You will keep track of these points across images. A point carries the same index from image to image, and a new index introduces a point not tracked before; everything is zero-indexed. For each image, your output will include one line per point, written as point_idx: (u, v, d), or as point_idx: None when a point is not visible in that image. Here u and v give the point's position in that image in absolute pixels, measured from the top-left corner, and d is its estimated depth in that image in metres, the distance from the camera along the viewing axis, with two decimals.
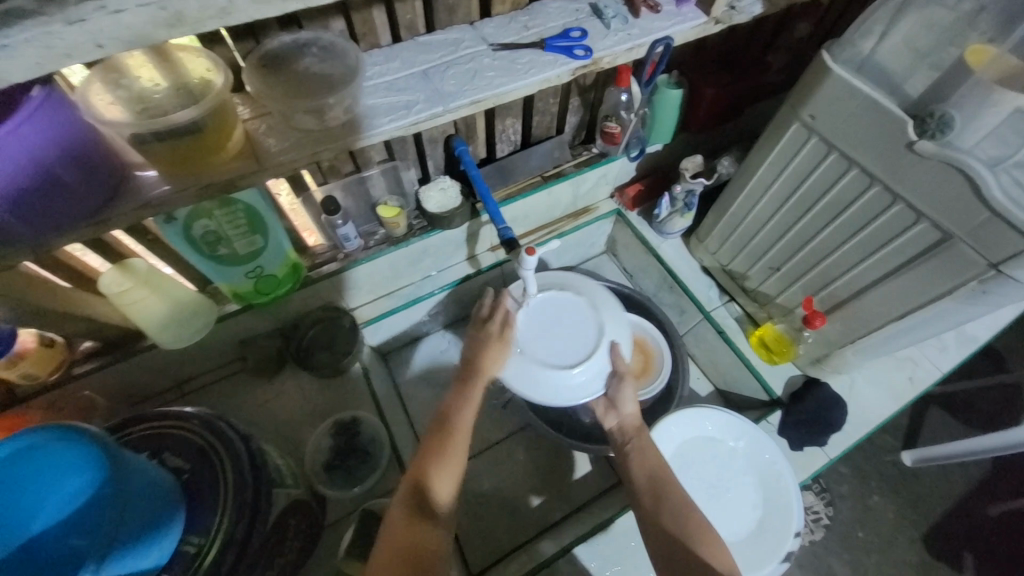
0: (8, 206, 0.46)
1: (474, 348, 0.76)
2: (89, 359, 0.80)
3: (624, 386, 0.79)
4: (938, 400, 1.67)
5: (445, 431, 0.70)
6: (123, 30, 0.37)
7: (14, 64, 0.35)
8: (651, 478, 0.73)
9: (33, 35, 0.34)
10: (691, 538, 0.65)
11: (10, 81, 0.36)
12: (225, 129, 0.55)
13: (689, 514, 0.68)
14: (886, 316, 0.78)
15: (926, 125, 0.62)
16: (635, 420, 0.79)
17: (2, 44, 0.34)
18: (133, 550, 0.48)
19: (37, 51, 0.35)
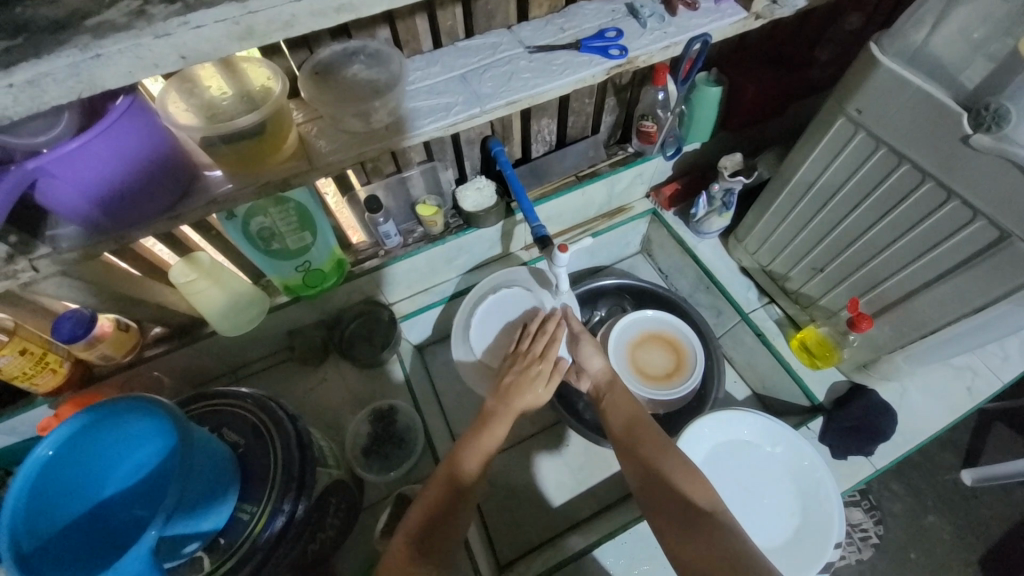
0: (100, 201, 0.53)
1: (516, 379, 0.80)
2: (158, 343, 0.88)
3: (583, 345, 0.86)
4: (1006, 417, 1.54)
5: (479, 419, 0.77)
6: (199, 41, 0.41)
7: (108, 72, 0.40)
8: (628, 422, 0.76)
9: (124, 46, 0.39)
10: (670, 475, 0.68)
11: (105, 88, 0.42)
12: (281, 132, 0.60)
13: (665, 455, 0.70)
14: (941, 320, 0.74)
15: (982, 118, 0.59)
16: (606, 373, 0.84)
17: (98, 55, 0.39)
18: (196, 513, 0.53)
19: (127, 61, 0.40)
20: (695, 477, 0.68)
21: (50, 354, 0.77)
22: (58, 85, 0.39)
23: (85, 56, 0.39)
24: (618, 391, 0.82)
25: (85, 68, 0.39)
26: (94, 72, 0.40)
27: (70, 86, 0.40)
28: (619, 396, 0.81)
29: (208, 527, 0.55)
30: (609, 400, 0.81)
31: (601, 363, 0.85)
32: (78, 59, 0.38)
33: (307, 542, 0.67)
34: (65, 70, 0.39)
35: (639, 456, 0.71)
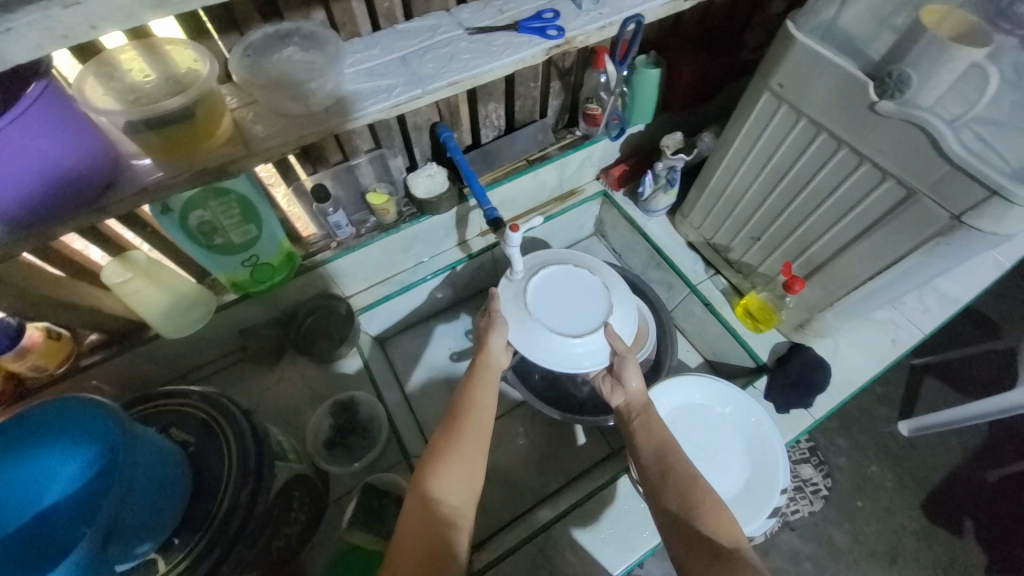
0: (17, 195, 0.50)
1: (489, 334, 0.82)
2: (96, 351, 0.83)
3: (628, 364, 0.82)
4: (931, 370, 1.70)
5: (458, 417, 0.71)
6: (113, 13, 0.39)
7: (18, 46, 0.38)
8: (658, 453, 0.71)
9: (34, 19, 0.37)
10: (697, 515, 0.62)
11: (16, 64, 0.39)
12: (212, 116, 0.58)
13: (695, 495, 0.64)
14: (863, 275, 0.80)
15: (886, 85, 0.65)
16: (641, 398, 0.81)
17: (6, 28, 0.37)
18: (141, 516, 0.51)
19: (37, 34, 0.38)
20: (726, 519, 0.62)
21: None
22: None
23: None
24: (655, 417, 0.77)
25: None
26: (4, 46, 0.37)
27: None
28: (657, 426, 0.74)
29: (160, 527, 0.53)
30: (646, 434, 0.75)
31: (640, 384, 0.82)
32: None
33: (270, 536, 0.67)
34: None
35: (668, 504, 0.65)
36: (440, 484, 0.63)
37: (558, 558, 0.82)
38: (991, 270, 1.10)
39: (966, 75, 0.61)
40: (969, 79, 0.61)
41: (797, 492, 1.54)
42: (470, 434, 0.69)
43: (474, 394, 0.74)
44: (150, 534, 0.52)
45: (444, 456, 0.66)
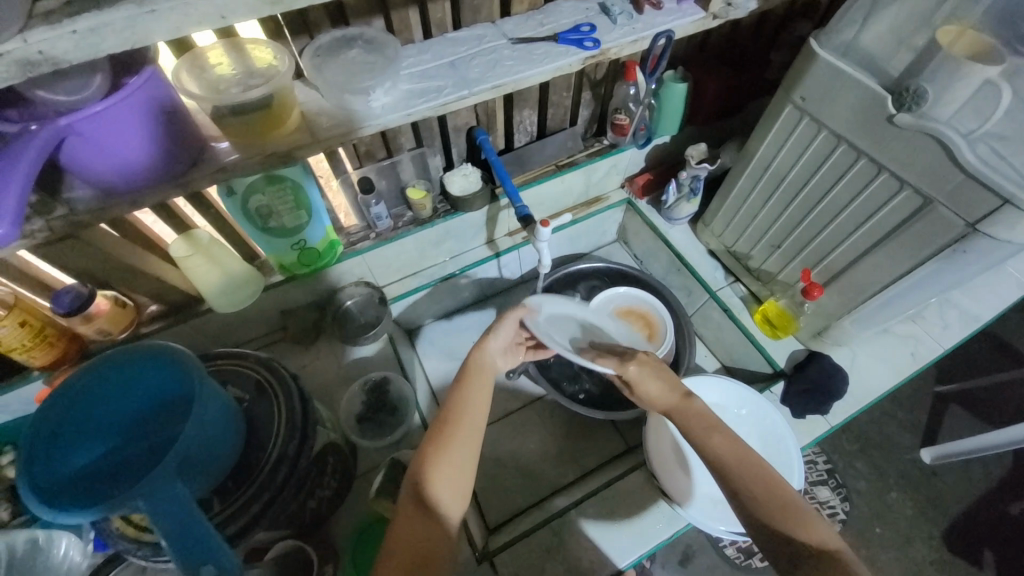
0: (118, 163, 0.58)
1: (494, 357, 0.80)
2: (153, 320, 0.91)
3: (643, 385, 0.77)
4: (955, 397, 1.67)
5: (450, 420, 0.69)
6: (238, 5, 0.47)
7: (157, 27, 0.45)
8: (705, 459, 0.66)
9: (174, 5, 0.44)
10: (772, 517, 0.58)
11: (151, 43, 0.47)
12: (284, 107, 0.66)
13: (765, 498, 0.60)
14: (882, 282, 0.83)
15: (903, 99, 0.69)
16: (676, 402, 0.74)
17: (150, 11, 0.44)
18: (204, 456, 0.55)
19: (175, 19, 0.45)
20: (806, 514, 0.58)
21: (48, 328, 0.80)
22: (113, 36, 0.44)
23: (139, 12, 0.44)
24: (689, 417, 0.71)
25: (138, 22, 0.44)
26: (145, 26, 0.45)
27: (123, 38, 0.45)
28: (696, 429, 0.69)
29: (218, 467, 0.57)
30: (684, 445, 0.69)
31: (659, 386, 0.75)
32: (134, 13, 0.44)
33: (306, 494, 0.72)
34: (120, 23, 0.44)
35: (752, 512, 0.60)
36: (433, 485, 0.63)
37: (573, 543, 0.85)
38: (1013, 291, 1.10)
39: (981, 91, 0.64)
40: (986, 97, 0.64)
41: None
42: (470, 434, 0.67)
43: (470, 398, 0.71)
44: (210, 473, 0.57)
45: (435, 455, 0.65)
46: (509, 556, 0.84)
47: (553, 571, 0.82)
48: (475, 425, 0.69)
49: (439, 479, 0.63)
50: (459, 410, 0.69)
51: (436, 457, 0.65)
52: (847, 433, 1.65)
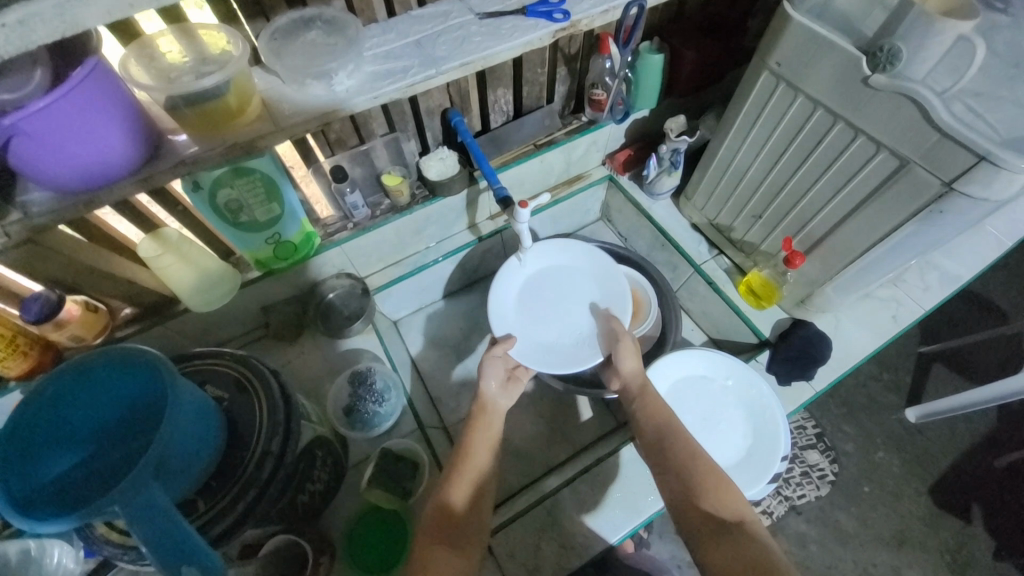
0: (71, 162, 0.55)
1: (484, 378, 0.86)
2: (130, 324, 0.90)
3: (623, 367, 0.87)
4: (939, 357, 1.70)
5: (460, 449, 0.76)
6: None
7: (89, 12, 0.42)
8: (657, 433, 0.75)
9: None
10: (701, 491, 0.65)
11: (86, 30, 0.44)
12: (242, 97, 0.64)
13: (689, 478, 0.67)
14: (862, 247, 0.83)
15: (877, 59, 0.67)
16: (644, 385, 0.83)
17: None
18: (184, 459, 0.54)
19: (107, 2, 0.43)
20: (729, 494, 0.65)
21: (19, 338, 0.77)
22: (42, 25, 0.41)
23: None
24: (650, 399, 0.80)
25: (68, 9, 0.41)
26: (77, 12, 0.42)
27: (54, 26, 0.42)
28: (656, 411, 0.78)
29: (202, 466, 0.57)
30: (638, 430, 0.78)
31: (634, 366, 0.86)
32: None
33: (294, 491, 0.71)
34: (48, 11, 0.41)
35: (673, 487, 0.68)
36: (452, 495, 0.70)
37: (567, 520, 0.86)
38: (993, 250, 1.12)
39: (954, 48, 0.65)
40: (962, 54, 0.65)
41: (803, 477, 1.55)
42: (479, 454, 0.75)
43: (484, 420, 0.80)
44: (194, 473, 0.56)
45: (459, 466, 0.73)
46: (503, 536, 0.84)
47: (548, 549, 0.83)
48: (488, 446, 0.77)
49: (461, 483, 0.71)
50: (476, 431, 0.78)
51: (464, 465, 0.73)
52: (835, 398, 1.68)
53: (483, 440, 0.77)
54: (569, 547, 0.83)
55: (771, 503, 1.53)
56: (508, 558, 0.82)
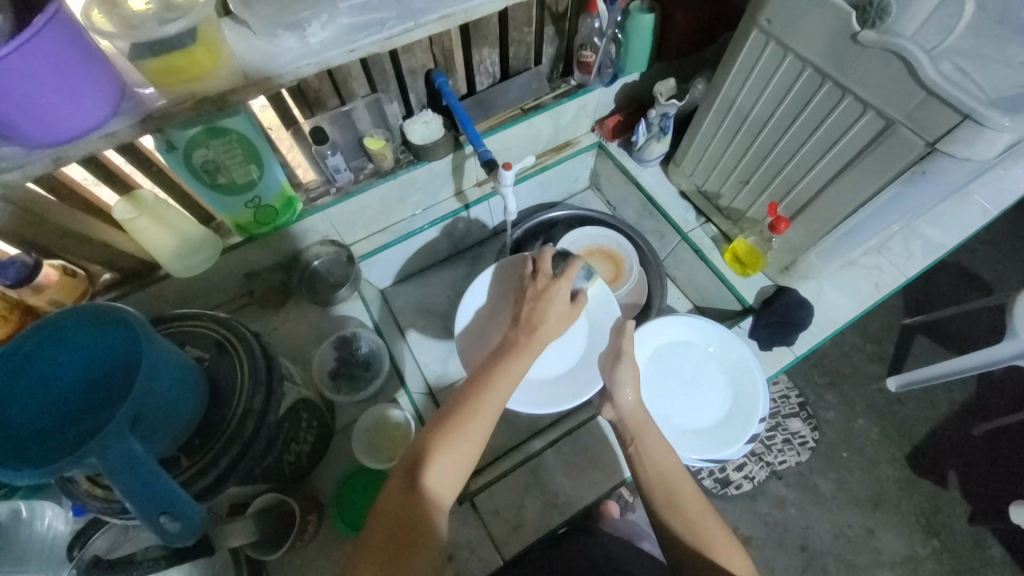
0: (44, 121, 0.54)
1: (533, 308, 0.80)
2: (109, 290, 0.88)
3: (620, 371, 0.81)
4: (924, 328, 1.70)
5: (506, 350, 0.76)
6: None
7: None
8: (666, 494, 0.73)
9: None
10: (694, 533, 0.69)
11: None
12: (212, 43, 0.62)
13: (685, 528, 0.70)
14: (844, 212, 0.84)
15: (867, 14, 0.66)
16: (635, 409, 0.80)
17: None
18: (161, 413, 0.53)
19: None
20: (734, 551, 0.68)
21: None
22: None
23: None
24: (648, 439, 0.77)
25: None
26: None
27: None
28: (665, 470, 0.74)
29: (178, 420, 0.56)
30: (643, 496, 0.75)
31: (634, 399, 0.80)
32: None
33: (281, 451, 0.73)
34: None
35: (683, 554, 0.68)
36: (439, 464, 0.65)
37: (549, 480, 0.91)
38: (976, 218, 1.14)
39: None
40: (952, 13, 0.69)
41: (785, 444, 1.55)
42: (498, 403, 0.70)
43: (521, 356, 0.75)
44: (170, 427, 0.55)
45: (443, 445, 0.65)
46: (487, 495, 0.88)
47: (531, 505, 0.88)
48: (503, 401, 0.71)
49: (431, 472, 0.64)
50: (470, 413, 0.68)
51: (439, 450, 0.65)
52: (818, 367, 1.67)
53: (508, 379, 0.72)
54: (552, 505, 0.88)
55: (753, 469, 1.53)
56: (492, 514, 0.86)
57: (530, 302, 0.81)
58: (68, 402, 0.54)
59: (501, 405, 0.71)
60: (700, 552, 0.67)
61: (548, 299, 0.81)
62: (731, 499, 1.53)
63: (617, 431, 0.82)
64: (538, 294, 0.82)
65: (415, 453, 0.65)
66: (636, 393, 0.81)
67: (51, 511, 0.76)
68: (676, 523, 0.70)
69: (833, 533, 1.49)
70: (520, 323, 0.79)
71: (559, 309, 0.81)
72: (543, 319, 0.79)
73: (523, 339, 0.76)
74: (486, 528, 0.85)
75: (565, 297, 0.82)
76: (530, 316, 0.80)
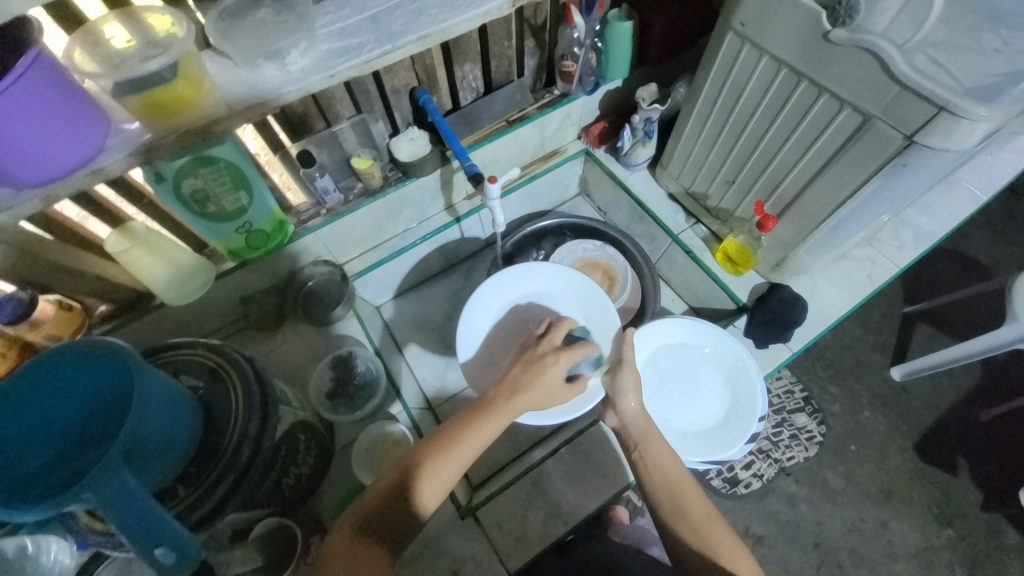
0: (32, 163, 0.55)
1: (526, 372, 0.74)
2: (106, 322, 0.89)
3: (620, 380, 0.80)
4: (925, 316, 1.69)
5: (483, 408, 0.72)
6: None
7: None
8: (670, 497, 0.73)
9: None
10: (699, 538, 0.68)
11: None
12: (193, 76, 0.63)
13: (686, 531, 0.69)
14: (830, 207, 0.84)
15: (837, 13, 0.67)
16: (637, 414, 0.79)
17: None
18: (154, 445, 0.53)
19: None
20: (740, 551, 0.68)
21: None
22: None
23: None
24: (652, 442, 0.77)
25: None
26: None
27: None
28: (671, 474, 0.74)
29: (174, 451, 0.57)
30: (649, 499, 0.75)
31: (636, 405, 0.79)
32: None
33: (280, 474, 0.73)
34: None
35: (693, 559, 0.68)
36: (424, 490, 0.64)
37: (552, 490, 0.90)
38: (966, 205, 1.14)
39: None
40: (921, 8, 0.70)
41: (792, 440, 1.55)
42: (445, 480, 0.65)
43: (495, 416, 0.70)
44: (166, 458, 0.56)
45: (430, 468, 0.65)
46: (490, 508, 0.87)
47: (535, 516, 0.88)
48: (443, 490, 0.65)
49: (421, 490, 0.63)
50: (433, 459, 0.65)
51: (431, 468, 0.65)
52: (821, 360, 1.67)
53: (473, 441, 0.68)
54: (556, 514, 0.88)
55: (762, 466, 1.53)
56: (496, 527, 0.86)
57: (522, 364, 0.76)
58: (64, 436, 0.55)
59: (461, 468, 0.67)
60: (709, 555, 0.67)
61: (543, 367, 0.74)
62: (741, 498, 1.52)
63: (620, 438, 0.81)
64: (534, 360, 0.76)
65: (409, 466, 0.65)
66: (639, 400, 0.79)
67: (56, 544, 0.75)
68: (684, 530, 0.70)
69: (846, 528, 1.47)
70: (503, 384, 0.74)
71: (546, 384, 0.73)
72: (531, 386, 0.73)
73: (500, 399, 0.72)
74: (491, 543, 0.84)
75: (560, 383, 0.75)
76: (519, 387, 0.73)
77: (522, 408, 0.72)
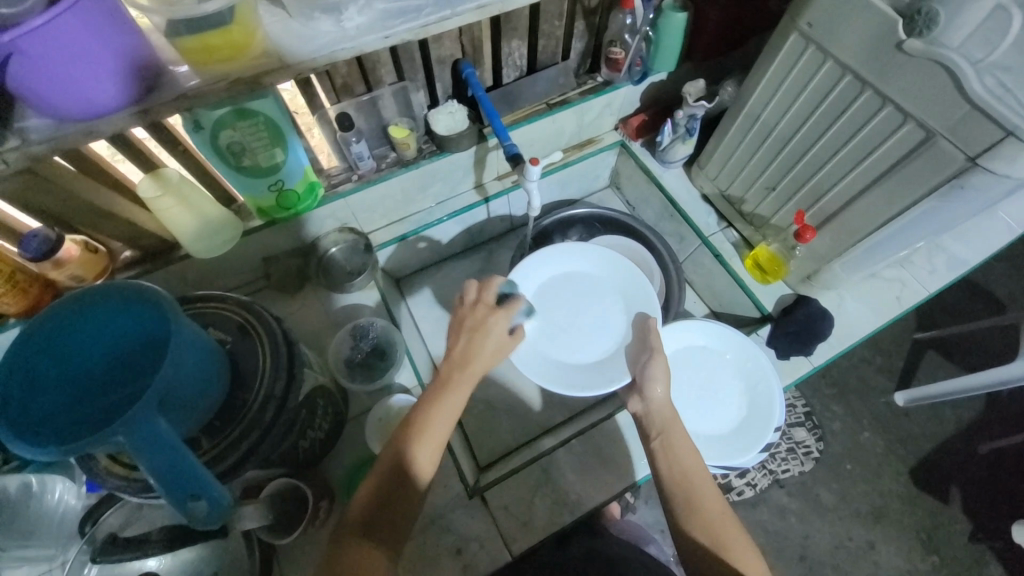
0: (76, 95, 0.54)
1: (466, 342, 0.74)
2: (129, 267, 0.88)
3: (651, 367, 0.83)
4: (936, 344, 1.68)
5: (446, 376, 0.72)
6: None
7: None
8: (685, 491, 0.71)
9: None
10: (719, 542, 0.67)
11: None
12: (247, 26, 0.61)
13: (701, 531, 0.68)
14: (875, 223, 0.82)
15: (915, 23, 0.65)
16: (666, 403, 0.80)
17: None
18: (185, 393, 0.53)
19: None
20: (752, 556, 0.67)
21: (18, 274, 0.75)
22: None
23: None
24: (674, 433, 0.76)
25: None
26: None
27: None
28: (688, 467, 0.73)
29: (201, 402, 0.56)
30: (663, 490, 0.73)
31: (663, 394, 0.80)
32: None
33: (297, 435, 0.73)
34: None
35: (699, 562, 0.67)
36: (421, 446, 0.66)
37: (560, 480, 0.90)
38: (1002, 236, 1.12)
39: None
40: None
41: (789, 453, 1.55)
42: (440, 435, 0.67)
43: (455, 388, 0.70)
44: (193, 408, 0.55)
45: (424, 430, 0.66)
46: (497, 491, 0.88)
47: (542, 503, 0.88)
48: (439, 444, 0.67)
49: (419, 449, 0.65)
50: (443, 396, 0.69)
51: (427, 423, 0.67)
52: (826, 378, 1.66)
53: (441, 416, 0.68)
54: (562, 503, 0.88)
55: (756, 476, 1.53)
56: (502, 510, 0.86)
57: (463, 332, 0.76)
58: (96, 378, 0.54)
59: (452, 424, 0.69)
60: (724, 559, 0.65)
61: (480, 330, 0.75)
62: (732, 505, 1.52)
63: (642, 425, 0.81)
64: (470, 325, 0.76)
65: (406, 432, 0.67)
66: (666, 390, 0.81)
67: (62, 484, 0.76)
68: (695, 532, 0.68)
69: (833, 544, 1.48)
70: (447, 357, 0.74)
71: (494, 343, 0.75)
72: (476, 354, 0.73)
73: (451, 369, 0.72)
74: (496, 525, 0.85)
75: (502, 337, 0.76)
76: (457, 353, 0.73)
77: (475, 368, 0.73)
